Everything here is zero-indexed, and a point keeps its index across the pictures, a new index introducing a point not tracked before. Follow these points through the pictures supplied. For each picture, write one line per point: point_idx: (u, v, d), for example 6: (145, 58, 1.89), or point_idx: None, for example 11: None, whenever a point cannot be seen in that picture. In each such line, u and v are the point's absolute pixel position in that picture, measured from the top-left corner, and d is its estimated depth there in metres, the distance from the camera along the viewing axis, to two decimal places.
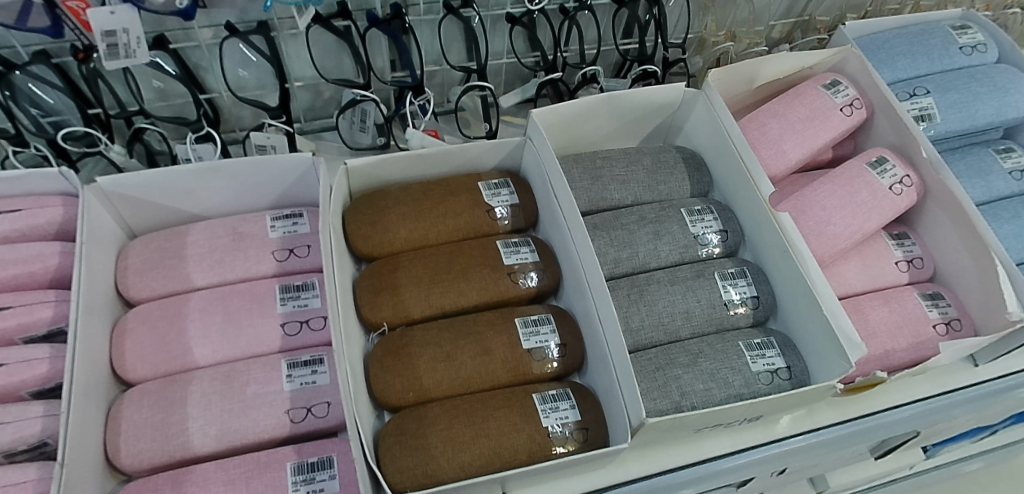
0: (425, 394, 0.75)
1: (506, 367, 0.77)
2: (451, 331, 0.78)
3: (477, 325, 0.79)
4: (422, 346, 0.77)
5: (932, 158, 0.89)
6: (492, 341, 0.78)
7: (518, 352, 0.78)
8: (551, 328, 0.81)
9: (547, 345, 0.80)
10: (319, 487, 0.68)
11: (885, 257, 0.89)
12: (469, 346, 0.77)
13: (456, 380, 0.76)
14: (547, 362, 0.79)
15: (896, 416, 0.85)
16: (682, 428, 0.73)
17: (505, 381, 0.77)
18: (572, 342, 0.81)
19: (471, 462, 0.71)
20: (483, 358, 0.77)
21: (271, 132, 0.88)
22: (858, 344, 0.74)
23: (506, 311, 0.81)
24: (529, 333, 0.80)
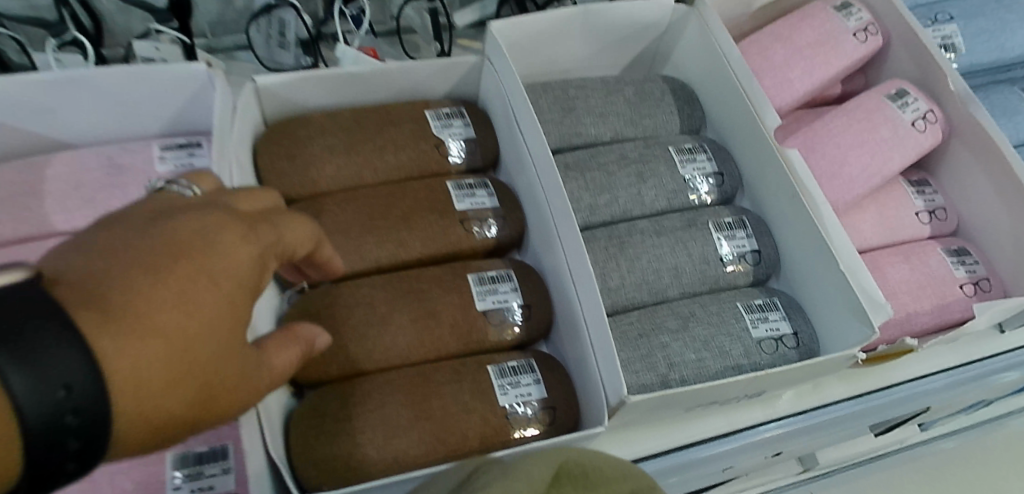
0: (353, 368, 0.60)
1: (455, 335, 0.63)
2: (388, 290, 0.63)
3: (420, 282, 0.64)
4: (350, 308, 0.61)
5: (961, 92, 0.75)
6: (439, 302, 0.63)
7: (470, 316, 0.63)
8: (512, 286, 0.66)
9: (508, 307, 0.65)
10: (208, 484, 0.54)
11: (904, 206, 0.76)
12: (410, 308, 0.62)
13: (392, 350, 0.61)
14: (506, 328, 0.65)
15: (910, 391, 0.73)
16: (670, 407, 0.59)
17: (454, 351, 0.63)
18: (537, 305, 0.67)
19: (409, 452, 0.56)
20: (427, 323, 0.62)
21: (161, 41, 0.70)
22: (883, 305, 0.60)
23: (457, 266, 0.66)
24: (485, 292, 0.65)
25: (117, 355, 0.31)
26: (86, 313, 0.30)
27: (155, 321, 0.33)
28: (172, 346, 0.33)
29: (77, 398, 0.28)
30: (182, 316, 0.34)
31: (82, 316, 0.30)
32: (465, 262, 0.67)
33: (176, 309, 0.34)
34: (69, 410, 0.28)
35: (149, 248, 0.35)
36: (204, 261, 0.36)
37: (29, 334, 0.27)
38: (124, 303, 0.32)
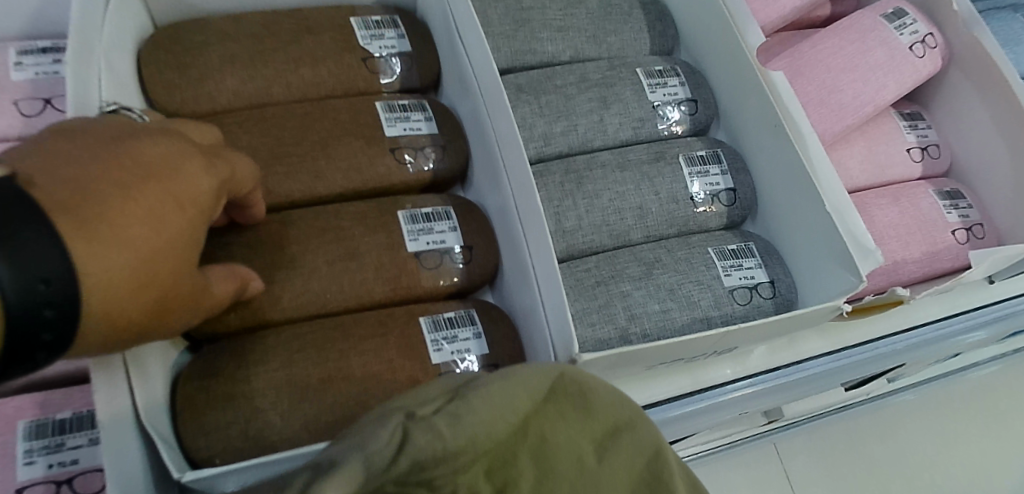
0: (257, 321, 0.50)
1: (380, 281, 0.53)
2: (300, 228, 0.53)
3: (340, 220, 0.54)
4: (252, 248, 0.51)
5: (965, 12, 0.67)
6: (362, 243, 0.53)
7: (399, 260, 0.54)
8: (451, 226, 0.57)
9: (444, 250, 0.56)
10: (70, 458, 0.44)
11: (896, 142, 0.68)
12: (327, 250, 0.53)
13: (304, 298, 0.51)
14: (442, 275, 0.55)
15: (896, 348, 0.66)
16: (630, 365, 0.51)
17: (379, 300, 0.53)
18: (480, 248, 0.58)
19: (320, 418, 0.47)
20: (346, 268, 0.53)
21: None
22: (872, 250, 0.53)
23: (385, 202, 0.56)
24: (418, 231, 0.56)
25: (90, 261, 0.30)
26: (62, 218, 0.30)
27: (126, 232, 0.32)
28: (140, 257, 0.33)
29: (54, 292, 0.28)
30: (151, 233, 0.33)
31: (59, 221, 0.30)
32: (395, 197, 0.57)
33: (147, 225, 0.33)
34: (48, 304, 0.28)
35: (117, 159, 0.34)
36: (172, 182, 0.36)
37: (17, 228, 0.27)
38: (97, 209, 0.31)
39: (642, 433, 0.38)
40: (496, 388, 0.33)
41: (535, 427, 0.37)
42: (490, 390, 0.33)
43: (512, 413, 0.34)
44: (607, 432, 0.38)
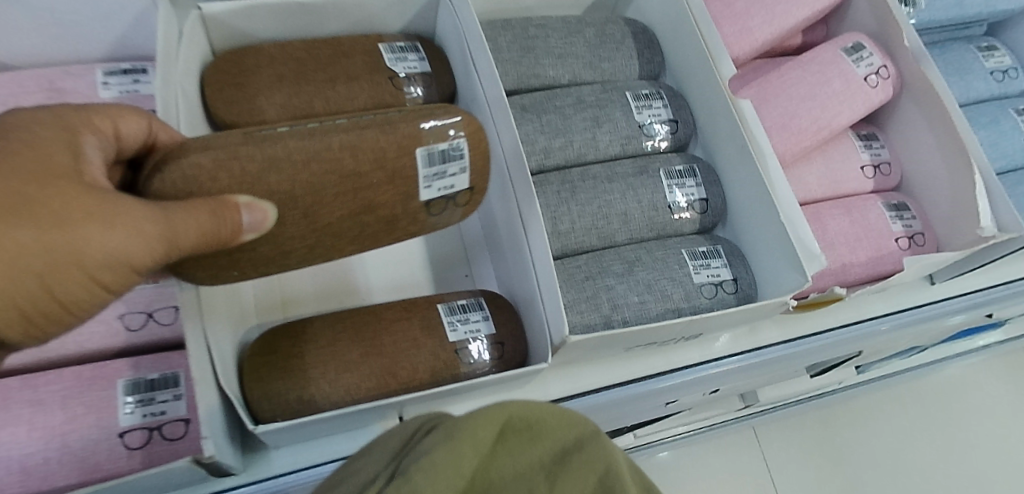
0: (278, 261, 0.50)
1: (384, 204, 0.51)
2: (291, 161, 0.46)
3: (336, 151, 0.47)
4: (231, 187, 0.45)
5: (914, 47, 0.76)
6: (362, 177, 0.49)
7: (406, 202, 0.52)
8: (462, 164, 0.53)
9: (450, 193, 0.54)
10: (160, 409, 0.56)
11: (851, 160, 0.78)
12: (325, 185, 0.48)
13: (313, 234, 0.50)
14: (440, 220, 0.56)
15: (845, 335, 0.76)
16: (610, 346, 0.62)
17: (384, 227, 0.53)
18: (479, 176, 0.56)
19: (359, 386, 0.58)
20: (348, 195, 0.49)
21: None
22: (817, 256, 0.63)
23: (376, 120, 0.50)
24: (432, 179, 0.52)
25: None
26: None
27: None
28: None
29: None
30: None
31: None
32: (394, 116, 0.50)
33: None
34: None
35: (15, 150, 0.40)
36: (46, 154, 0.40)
37: None
38: None
39: (593, 450, 0.37)
40: (435, 454, 0.32)
41: (479, 479, 0.35)
42: (427, 477, 0.31)
43: (458, 475, 0.33)
44: (556, 457, 0.37)
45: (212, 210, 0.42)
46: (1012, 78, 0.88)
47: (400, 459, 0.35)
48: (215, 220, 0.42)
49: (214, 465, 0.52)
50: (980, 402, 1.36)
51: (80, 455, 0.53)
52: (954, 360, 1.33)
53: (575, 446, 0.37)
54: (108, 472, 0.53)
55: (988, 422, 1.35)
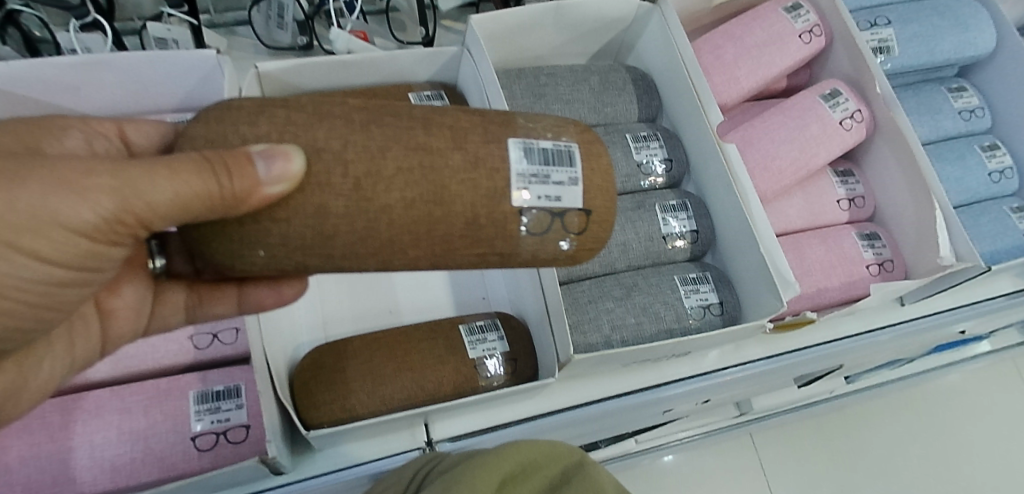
0: (315, 250, 0.44)
1: (460, 200, 0.45)
2: (352, 120, 0.45)
3: (410, 119, 0.45)
4: (272, 132, 0.43)
5: (885, 93, 0.85)
6: (438, 156, 0.45)
7: (489, 202, 0.46)
8: (570, 172, 0.48)
9: (555, 208, 0.48)
10: (225, 416, 0.66)
11: (828, 194, 0.87)
12: (386, 152, 0.44)
13: (363, 217, 0.44)
14: (542, 240, 0.48)
15: (819, 351, 0.84)
16: (609, 362, 0.71)
17: (465, 232, 0.46)
18: (594, 196, 0.49)
19: (393, 396, 0.68)
20: (414, 179, 0.44)
21: (172, 23, 0.80)
22: (791, 283, 0.72)
23: (479, 115, 0.47)
24: (530, 180, 0.47)
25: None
26: None
27: None
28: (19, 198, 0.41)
29: None
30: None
31: None
32: (493, 116, 0.48)
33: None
34: None
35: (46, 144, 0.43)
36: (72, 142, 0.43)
37: None
38: None
39: (572, 472, 0.55)
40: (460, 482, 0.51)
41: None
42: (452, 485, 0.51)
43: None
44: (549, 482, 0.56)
45: (227, 168, 0.40)
46: (978, 117, 0.97)
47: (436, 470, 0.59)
48: (226, 183, 0.40)
49: (275, 463, 0.62)
50: (965, 411, 1.44)
51: (161, 456, 0.63)
52: (940, 372, 1.41)
53: (574, 474, 0.55)
54: (183, 470, 0.63)
55: (973, 430, 1.42)
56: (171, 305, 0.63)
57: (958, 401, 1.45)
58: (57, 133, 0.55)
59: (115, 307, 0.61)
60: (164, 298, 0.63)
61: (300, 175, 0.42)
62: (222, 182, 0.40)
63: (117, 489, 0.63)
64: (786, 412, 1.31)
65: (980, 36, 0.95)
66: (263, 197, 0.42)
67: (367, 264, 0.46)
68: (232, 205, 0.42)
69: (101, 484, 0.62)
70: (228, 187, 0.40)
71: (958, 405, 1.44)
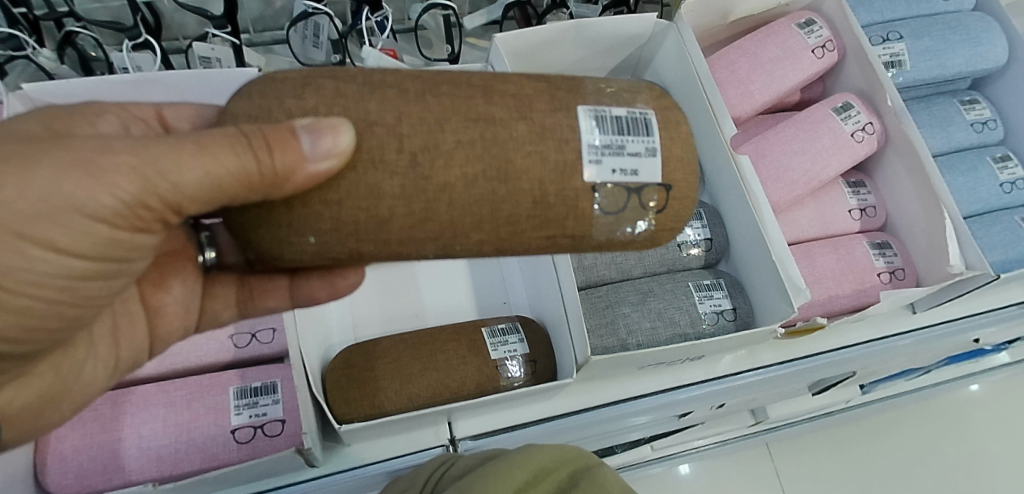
0: (370, 233, 0.44)
1: (522, 175, 0.45)
2: (407, 91, 0.45)
3: (470, 88, 0.46)
4: (320, 106, 0.43)
5: (896, 106, 0.87)
6: (499, 126, 0.45)
7: (558, 178, 0.46)
8: (646, 144, 0.48)
9: (633, 181, 0.48)
10: (262, 411, 0.70)
11: (839, 204, 0.90)
12: (444, 125, 0.44)
13: (425, 194, 0.44)
14: (621, 218, 0.48)
15: (829, 358, 0.86)
16: (624, 364, 0.74)
17: (532, 210, 0.46)
18: (673, 170, 0.49)
19: (418, 394, 0.71)
20: (476, 153, 0.44)
21: (216, 43, 0.86)
22: (802, 289, 0.74)
23: (542, 85, 0.48)
24: (606, 151, 0.47)
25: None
26: None
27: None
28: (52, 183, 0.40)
29: None
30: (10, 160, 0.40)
31: None
32: (558, 83, 0.48)
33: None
34: None
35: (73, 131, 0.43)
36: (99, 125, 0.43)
37: None
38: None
39: (581, 478, 0.57)
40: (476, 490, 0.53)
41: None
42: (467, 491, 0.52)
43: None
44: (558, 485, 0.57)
45: (269, 145, 0.40)
46: (990, 129, 0.99)
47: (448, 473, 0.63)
48: (266, 160, 0.40)
49: (309, 455, 0.66)
50: (983, 422, 1.44)
51: (202, 447, 0.67)
52: (958, 382, 1.41)
53: (581, 477, 0.57)
54: (223, 461, 0.67)
55: (992, 441, 1.42)
56: (220, 301, 0.66)
57: (976, 414, 1.45)
58: (92, 118, 0.53)
59: (164, 304, 0.62)
60: (214, 292, 0.65)
61: (349, 151, 0.42)
62: (260, 158, 0.40)
63: (163, 478, 0.66)
64: (801, 421, 1.32)
65: (991, 50, 0.97)
66: (306, 175, 0.42)
67: (425, 249, 0.46)
68: (272, 184, 0.41)
69: (148, 473, 0.66)
70: (268, 164, 0.40)
71: (975, 418, 1.44)
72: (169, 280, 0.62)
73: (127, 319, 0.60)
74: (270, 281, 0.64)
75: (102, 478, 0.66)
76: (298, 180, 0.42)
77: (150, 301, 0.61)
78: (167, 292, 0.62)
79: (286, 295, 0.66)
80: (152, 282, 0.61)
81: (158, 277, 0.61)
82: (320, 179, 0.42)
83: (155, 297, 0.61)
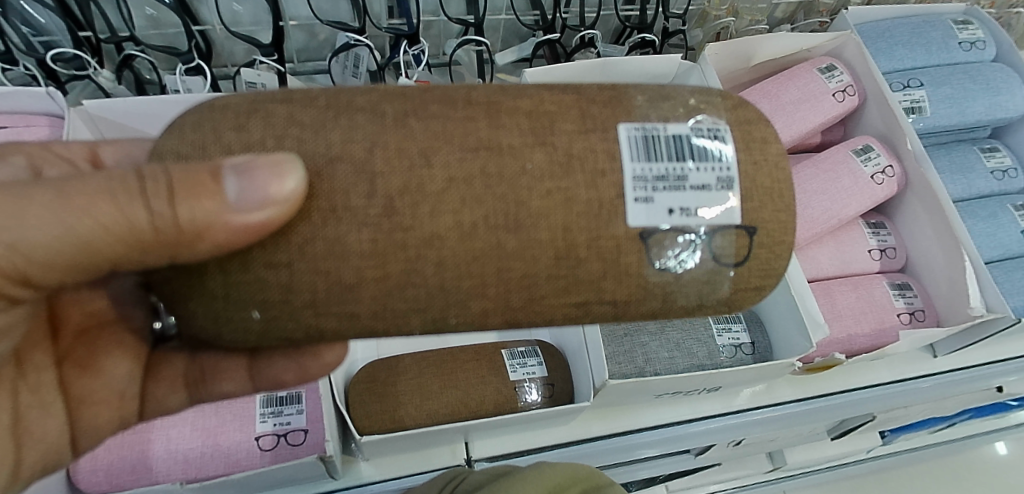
0: (334, 305, 0.41)
1: (538, 223, 0.41)
2: (385, 115, 0.41)
3: (471, 109, 0.42)
4: (267, 139, 0.40)
5: (916, 150, 0.89)
6: (506, 156, 0.41)
7: (595, 226, 0.41)
8: (717, 172, 0.42)
9: (696, 222, 0.42)
10: (287, 420, 0.71)
11: (859, 244, 0.91)
12: (431, 158, 0.40)
13: (406, 250, 0.40)
14: (685, 271, 0.43)
15: (848, 398, 0.86)
16: (641, 392, 0.75)
17: (553, 266, 0.41)
18: (760, 212, 0.43)
19: (437, 411, 0.73)
20: (475, 194, 0.40)
21: (261, 69, 0.92)
22: (820, 325, 0.75)
23: (571, 100, 0.43)
24: (662, 185, 0.42)
25: None
26: None
27: None
28: None
29: None
30: None
31: None
32: (594, 94, 0.44)
33: None
34: None
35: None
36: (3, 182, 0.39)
37: None
38: None
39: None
40: None
41: None
42: None
43: None
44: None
45: (173, 193, 0.38)
46: (1010, 177, 1.00)
47: (459, 484, 0.64)
48: (164, 209, 0.38)
49: (330, 462, 0.68)
50: (1009, 481, 1.40)
51: (227, 453, 0.69)
52: (982, 437, 1.38)
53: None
54: (245, 467, 0.69)
55: None
56: (166, 383, 0.62)
57: (998, 471, 1.41)
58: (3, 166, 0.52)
59: (89, 390, 0.59)
60: (162, 374, 0.62)
61: (297, 197, 0.39)
62: (156, 209, 0.38)
63: (189, 481, 0.68)
64: (820, 470, 1.29)
65: (1010, 99, 0.99)
66: (231, 229, 0.38)
67: (411, 325, 0.43)
68: (180, 241, 0.39)
69: (174, 475, 0.68)
70: (170, 215, 0.38)
71: (998, 475, 1.40)
72: (98, 361, 0.59)
73: (43, 409, 0.56)
74: (230, 366, 0.60)
75: (131, 478, 0.68)
76: (215, 237, 0.38)
77: (72, 387, 0.58)
78: (94, 377, 0.59)
79: (246, 378, 0.61)
80: (77, 363, 0.58)
81: (84, 358, 0.58)
82: (250, 237, 0.39)
83: (80, 383, 0.58)
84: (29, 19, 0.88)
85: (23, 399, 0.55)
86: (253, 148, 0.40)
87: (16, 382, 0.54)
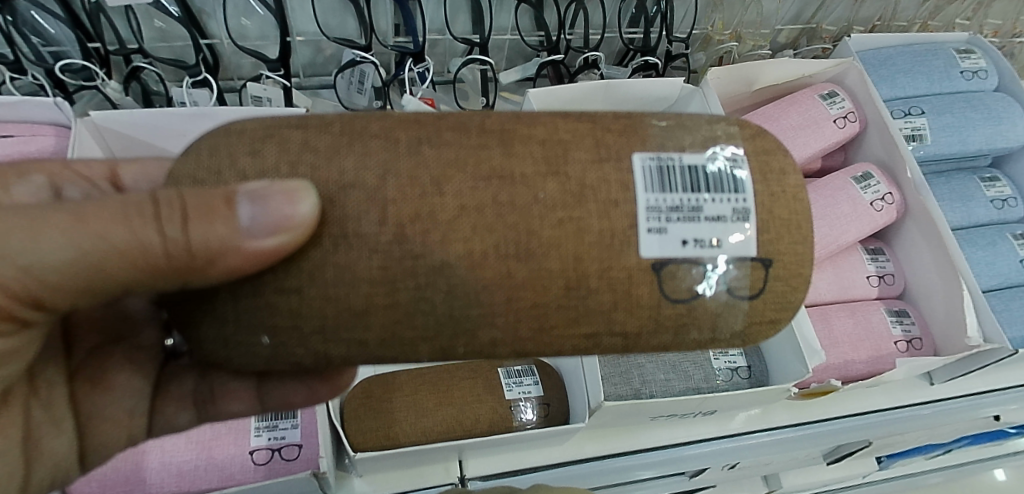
0: (345, 332, 0.41)
1: (549, 252, 0.41)
2: (399, 141, 0.42)
3: (485, 136, 0.43)
4: (281, 165, 0.41)
5: (916, 179, 0.90)
6: (518, 186, 0.41)
7: (606, 256, 0.41)
8: (733, 203, 0.43)
9: (711, 254, 0.42)
10: (281, 435, 0.71)
11: (858, 270, 0.91)
12: (443, 187, 0.41)
13: (416, 277, 0.41)
14: (701, 303, 0.43)
15: (845, 424, 0.86)
16: (637, 414, 0.75)
17: (563, 296, 0.42)
18: (774, 243, 0.43)
19: (433, 428, 0.73)
20: (487, 223, 0.41)
21: (268, 84, 0.92)
22: (817, 352, 0.75)
23: (585, 128, 0.44)
24: (675, 216, 0.42)
25: None
26: None
27: None
28: None
29: None
30: None
31: None
32: (608, 123, 0.44)
33: None
34: None
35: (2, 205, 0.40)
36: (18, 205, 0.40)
37: None
38: None
39: None
40: None
41: None
42: None
43: None
44: None
45: (187, 217, 0.38)
46: (1010, 206, 1.00)
47: None
48: (178, 235, 0.38)
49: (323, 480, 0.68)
50: None
51: (221, 466, 0.69)
52: (981, 464, 1.37)
53: None
54: (239, 481, 0.69)
55: None
56: (174, 402, 0.62)
57: None
58: None
59: (97, 405, 0.59)
60: (171, 393, 0.63)
61: (310, 223, 0.39)
62: (169, 234, 0.38)
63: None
64: None
65: (1011, 129, 0.99)
66: (244, 254, 0.39)
67: (420, 352, 0.43)
68: (193, 265, 0.39)
69: (168, 487, 0.68)
70: (183, 240, 0.38)
71: None
72: (109, 377, 0.60)
73: (55, 426, 0.56)
74: (236, 386, 0.60)
75: (124, 489, 0.67)
76: (227, 261, 0.39)
77: (84, 403, 0.59)
78: (106, 393, 0.60)
79: (254, 400, 0.61)
80: (87, 379, 0.59)
81: (95, 374, 0.60)
82: (262, 262, 0.40)
83: (89, 399, 0.59)
84: (39, 29, 0.90)
85: (37, 416, 0.55)
86: (267, 175, 0.41)
87: (28, 399, 0.54)
